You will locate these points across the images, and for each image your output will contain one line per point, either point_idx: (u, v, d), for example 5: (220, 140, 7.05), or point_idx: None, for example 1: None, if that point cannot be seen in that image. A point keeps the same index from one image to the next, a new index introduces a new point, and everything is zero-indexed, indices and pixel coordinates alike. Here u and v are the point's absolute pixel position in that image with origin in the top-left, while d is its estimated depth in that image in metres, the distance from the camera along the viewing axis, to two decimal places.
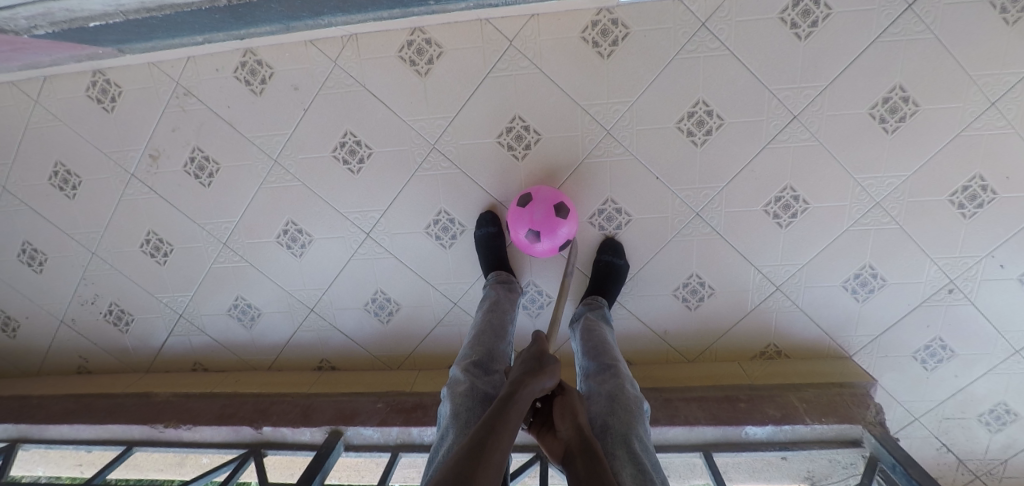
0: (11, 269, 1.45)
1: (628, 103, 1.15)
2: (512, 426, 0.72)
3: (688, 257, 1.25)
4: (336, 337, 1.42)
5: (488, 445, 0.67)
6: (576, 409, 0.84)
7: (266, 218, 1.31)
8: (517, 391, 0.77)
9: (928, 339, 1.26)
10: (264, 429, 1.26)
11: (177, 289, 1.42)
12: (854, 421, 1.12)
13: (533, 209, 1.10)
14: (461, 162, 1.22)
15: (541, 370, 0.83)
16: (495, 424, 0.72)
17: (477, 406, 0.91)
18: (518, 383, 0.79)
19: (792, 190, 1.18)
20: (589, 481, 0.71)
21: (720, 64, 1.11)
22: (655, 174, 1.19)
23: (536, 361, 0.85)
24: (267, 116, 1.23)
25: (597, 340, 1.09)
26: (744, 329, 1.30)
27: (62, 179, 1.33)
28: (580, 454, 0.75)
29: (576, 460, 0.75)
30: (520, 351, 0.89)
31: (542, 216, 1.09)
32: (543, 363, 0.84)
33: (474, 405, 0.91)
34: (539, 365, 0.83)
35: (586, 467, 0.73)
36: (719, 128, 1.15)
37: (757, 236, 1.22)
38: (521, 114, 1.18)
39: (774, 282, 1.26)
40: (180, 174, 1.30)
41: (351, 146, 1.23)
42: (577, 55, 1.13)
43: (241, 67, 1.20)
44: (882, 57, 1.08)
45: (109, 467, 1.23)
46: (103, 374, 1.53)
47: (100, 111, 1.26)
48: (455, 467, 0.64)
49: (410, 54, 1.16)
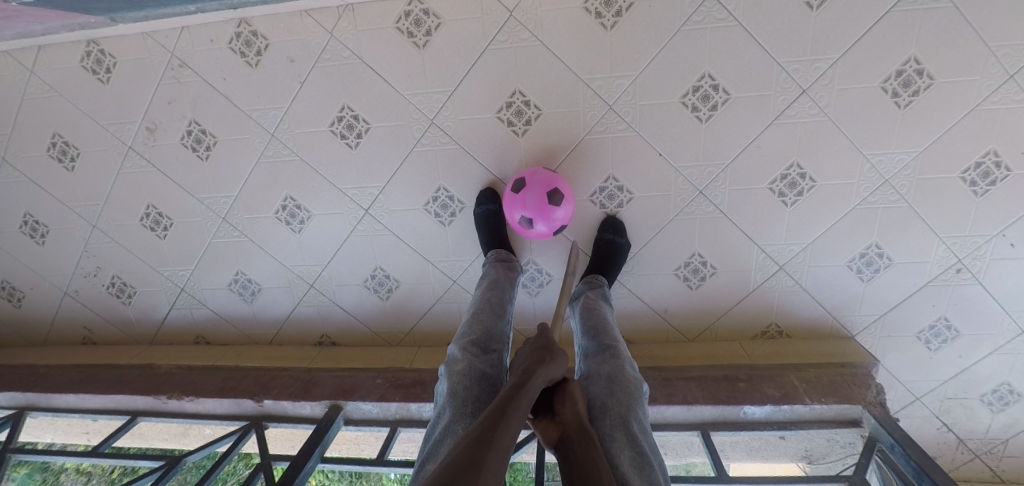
0: (14, 240, 1.45)
1: (631, 77, 1.12)
2: (521, 413, 0.70)
3: (690, 236, 1.23)
4: (336, 313, 1.42)
5: (501, 427, 0.66)
6: (575, 395, 0.83)
7: (264, 193, 1.31)
8: (528, 378, 0.75)
9: (933, 320, 1.24)
10: (265, 402, 1.26)
11: (177, 263, 1.42)
12: (854, 401, 1.11)
13: (525, 193, 1.08)
14: (460, 137, 1.20)
15: (551, 359, 0.81)
16: (504, 409, 0.69)
17: (475, 385, 0.91)
18: (528, 371, 0.77)
19: (799, 168, 1.15)
20: (587, 469, 0.70)
21: (727, 35, 1.08)
22: (658, 151, 1.17)
23: (546, 351, 0.82)
24: (263, 88, 1.21)
25: (597, 319, 1.09)
26: (745, 309, 1.29)
27: (60, 150, 1.33)
28: (577, 439, 0.74)
29: (573, 443, 0.74)
30: (527, 338, 0.86)
31: (535, 203, 1.07)
32: (551, 352, 0.82)
33: (473, 384, 0.91)
34: (548, 355, 0.81)
35: (584, 451, 0.72)
36: (725, 103, 1.12)
37: (761, 214, 1.20)
38: (521, 89, 1.15)
39: (777, 262, 1.24)
40: (177, 147, 1.28)
41: (349, 120, 1.21)
42: (579, 26, 1.09)
43: (235, 38, 1.18)
44: (897, 28, 1.04)
45: (114, 436, 1.23)
46: (107, 345, 1.54)
47: (95, 82, 1.25)
48: (464, 449, 0.61)
49: (407, 25, 1.13)
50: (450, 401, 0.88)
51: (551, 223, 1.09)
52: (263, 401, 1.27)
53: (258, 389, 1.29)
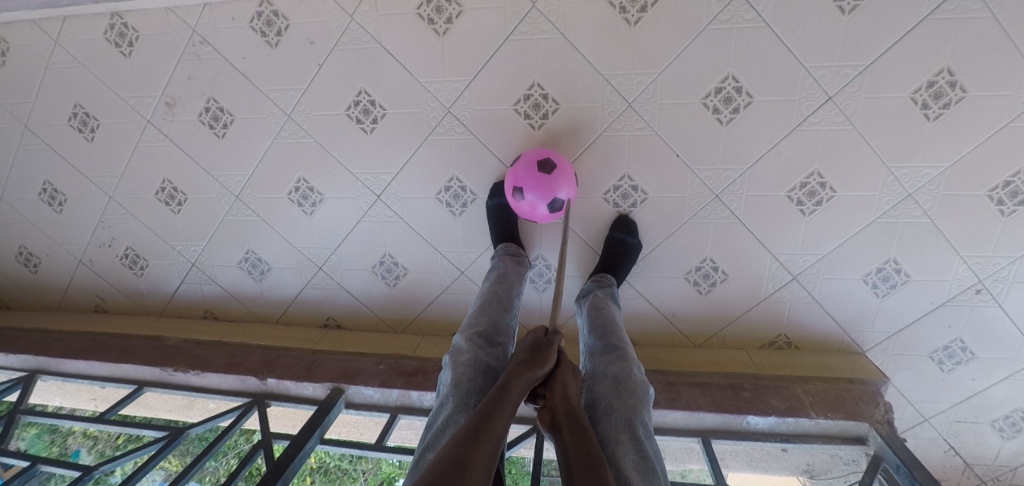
0: (34, 207, 1.48)
1: (653, 76, 1.10)
2: (508, 412, 0.70)
3: (703, 240, 1.21)
4: (343, 297, 1.42)
5: (486, 427, 0.66)
6: (567, 380, 0.81)
7: (278, 174, 1.31)
8: (511, 382, 0.74)
9: (949, 340, 1.20)
10: (269, 380, 1.28)
11: (190, 238, 1.44)
12: (861, 419, 1.09)
13: (514, 166, 1.09)
14: (476, 128, 1.19)
15: (536, 359, 0.80)
16: (491, 410, 0.70)
17: (479, 377, 0.90)
18: (512, 374, 0.76)
19: (819, 177, 1.13)
20: (579, 455, 0.69)
21: (754, 37, 1.05)
22: (675, 152, 1.14)
23: (531, 353, 0.82)
24: (281, 69, 1.21)
25: (604, 318, 1.09)
26: (755, 318, 1.27)
27: (81, 121, 1.34)
28: (567, 425, 0.74)
29: (563, 430, 0.74)
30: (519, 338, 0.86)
31: (520, 171, 1.06)
32: (541, 351, 0.81)
33: (477, 376, 0.90)
34: (535, 356, 0.80)
35: (573, 437, 0.72)
36: (747, 106, 1.10)
37: (777, 222, 1.17)
38: (540, 82, 1.13)
39: (791, 271, 1.21)
40: (195, 124, 1.29)
41: (365, 105, 1.20)
42: (602, 21, 1.07)
43: (257, 17, 1.18)
44: (932, 38, 1.01)
45: (120, 404, 1.26)
46: (118, 315, 1.57)
47: (117, 55, 1.26)
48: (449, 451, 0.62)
49: (428, 11, 1.11)
50: (453, 393, 0.88)
51: (537, 189, 1.05)
52: (267, 379, 1.28)
53: (262, 368, 1.31)
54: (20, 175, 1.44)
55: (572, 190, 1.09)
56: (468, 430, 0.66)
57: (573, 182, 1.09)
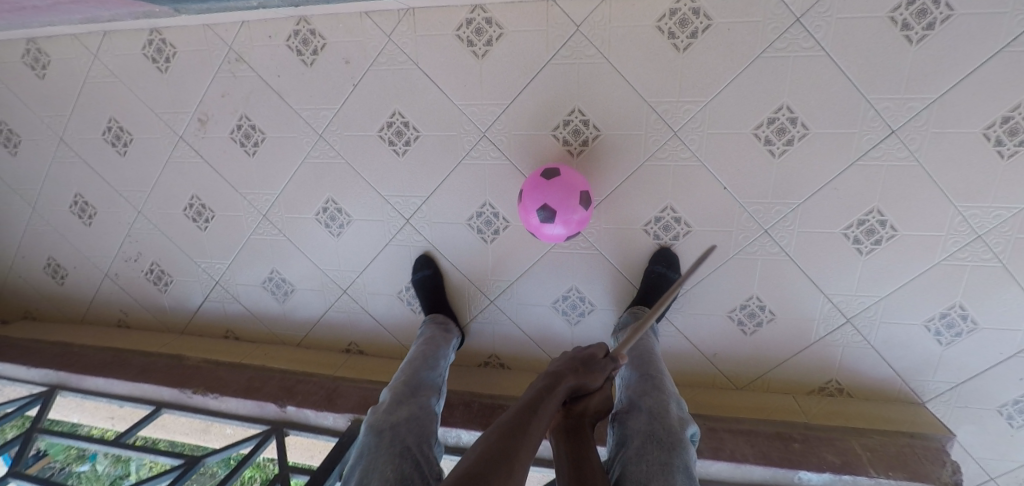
0: (64, 218, 1.48)
1: (701, 104, 1.04)
2: (541, 429, 0.66)
3: (749, 277, 1.14)
4: (367, 322, 1.38)
5: (520, 444, 0.63)
6: (603, 396, 0.76)
7: (306, 194, 1.28)
8: (554, 389, 0.69)
9: (1021, 395, 1.10)
10: (288, 408, 1.24)
11: (215, 255, 1.42)
12: (927, 481, 0.99)
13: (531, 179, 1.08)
14: (511, 152, 1.14)
15: (590, 369, 0.73)
16: (526, 417, 0.66)
17: (405, 429, 0.91)
18: (558, 379, 0.70)
19: (880, 214, 1.05)
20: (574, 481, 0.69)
21: (814, 66, 0.99)
22: (723, 184, 1.08)
23: (583, 366, 0.73)
24: (316, 88, 1.18)
25: (643, 349, 1.04)
26: (803, 362, 1.18)
27: (114, 134, 1.34)
28: (571, 443, 0.72)
29: (573, 448, 0.72)
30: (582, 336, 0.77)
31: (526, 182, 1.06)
32: (599, 363, 0.73)
33: (401, 426, 0.91)
34: (592, 365, 0.73)
35: (574, 460, 0.71)
36: (803, 138, 1.03)
37: (831, 261, 1.10)
38: (581, 107, 1.08)
39: (845, 314, 1.13)
40: (227, 141, 1.28)
41: (399, 127, 1.17)
42: (650, 47, 1.03)
43: (293, 36, 1.16)
44: (1009, 70, 0.94)
45: (137, 427, 1.23)
46: (139, 330, 1.54)
47: (154, 71, 1.26)
48: (474, 466, 0.60)
49: (468, 33, 1.08)
50: (375, 441, 0.89)
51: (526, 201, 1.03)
52: (287, 407, 1.24)
53: (283, 394, 1.26)
54: (53, 187, 1.45)
55: (572, 202, 1.01)
56: (498, 440, 0.63)
57: (573, 195, 1.00)
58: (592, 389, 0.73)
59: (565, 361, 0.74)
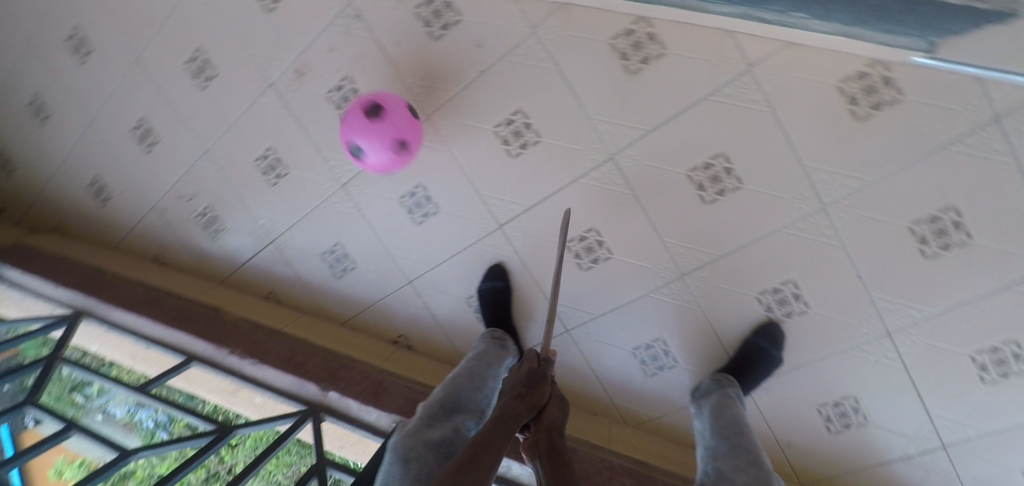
0: (124, 140, 1.42)
1: (863, 182, 0.94)
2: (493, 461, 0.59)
3: (855, 374, 1.04)
4: (423, 319, 1.29)
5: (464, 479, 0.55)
6: (556, 413, 0.71)
7: (393, 174, 1.18)
8: (502, 418, 0.64)
9: None
10: (331, 393, 1.16)
11: (278, 213, 1.33)
12: None
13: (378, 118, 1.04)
14: (636, 184, 1.03)
15: (530, 390, 0.70)
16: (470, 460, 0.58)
17: (431, 455, 0.75)
18: (506, 408, 0.66)
19: (1017, 345, 0.93)
20: None
21: (996, 172, 0.87)
22: (858, 273, 0.98)
23: (526, 386, 0.71)
24: (433, 65, 1.08)
25: (730, 420, 0.91)
26: (884, 476, 1.07)
27: (198, 67, 1.26)
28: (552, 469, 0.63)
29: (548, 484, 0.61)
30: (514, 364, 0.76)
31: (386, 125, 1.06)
32: (539, 383, 0.71)
33: (427, 451, 0.76)
34: (531, 388, 0.70)
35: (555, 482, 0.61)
36: (961, 247, 0.91)
37: (942, 380, 1.00)
38: (728, 153, 0.98)
39: (941, 440, 1.02)
40: (321, 98, 1.17)
41: (518, 129, 1.07)
42: (823, 108, 0.92)
43: (425, 5, 1.05)
44: None
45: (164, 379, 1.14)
46: (176, 270, 1.49)
47: (259, 10, 1.17)
48: None
49: (624, 44, 0.97)
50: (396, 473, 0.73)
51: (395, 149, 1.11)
52: (329, 392, 1.15)
53: (326, 376, 1.18)
54: (120, 107, 1.39)
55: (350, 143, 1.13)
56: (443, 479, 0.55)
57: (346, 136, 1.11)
58: (535, 411, 0.69)
59: (510, 380, 0.73)
